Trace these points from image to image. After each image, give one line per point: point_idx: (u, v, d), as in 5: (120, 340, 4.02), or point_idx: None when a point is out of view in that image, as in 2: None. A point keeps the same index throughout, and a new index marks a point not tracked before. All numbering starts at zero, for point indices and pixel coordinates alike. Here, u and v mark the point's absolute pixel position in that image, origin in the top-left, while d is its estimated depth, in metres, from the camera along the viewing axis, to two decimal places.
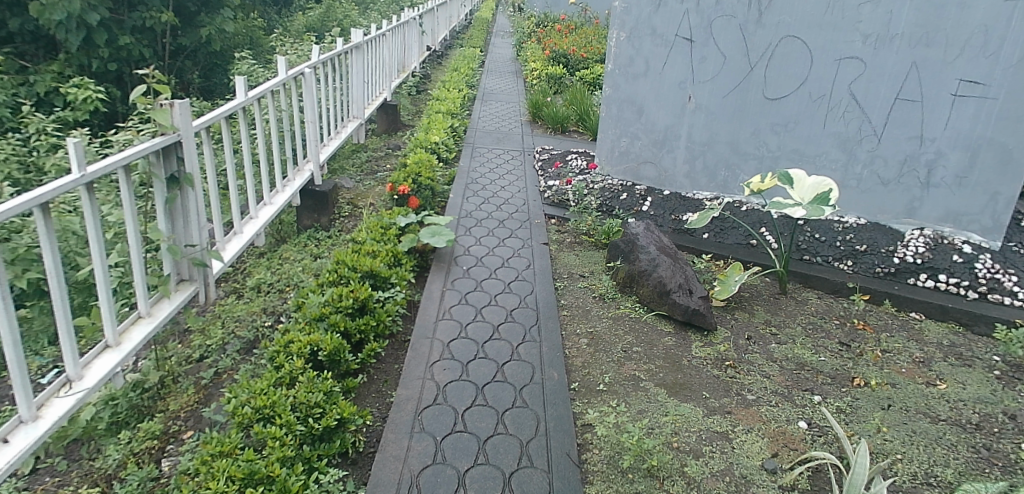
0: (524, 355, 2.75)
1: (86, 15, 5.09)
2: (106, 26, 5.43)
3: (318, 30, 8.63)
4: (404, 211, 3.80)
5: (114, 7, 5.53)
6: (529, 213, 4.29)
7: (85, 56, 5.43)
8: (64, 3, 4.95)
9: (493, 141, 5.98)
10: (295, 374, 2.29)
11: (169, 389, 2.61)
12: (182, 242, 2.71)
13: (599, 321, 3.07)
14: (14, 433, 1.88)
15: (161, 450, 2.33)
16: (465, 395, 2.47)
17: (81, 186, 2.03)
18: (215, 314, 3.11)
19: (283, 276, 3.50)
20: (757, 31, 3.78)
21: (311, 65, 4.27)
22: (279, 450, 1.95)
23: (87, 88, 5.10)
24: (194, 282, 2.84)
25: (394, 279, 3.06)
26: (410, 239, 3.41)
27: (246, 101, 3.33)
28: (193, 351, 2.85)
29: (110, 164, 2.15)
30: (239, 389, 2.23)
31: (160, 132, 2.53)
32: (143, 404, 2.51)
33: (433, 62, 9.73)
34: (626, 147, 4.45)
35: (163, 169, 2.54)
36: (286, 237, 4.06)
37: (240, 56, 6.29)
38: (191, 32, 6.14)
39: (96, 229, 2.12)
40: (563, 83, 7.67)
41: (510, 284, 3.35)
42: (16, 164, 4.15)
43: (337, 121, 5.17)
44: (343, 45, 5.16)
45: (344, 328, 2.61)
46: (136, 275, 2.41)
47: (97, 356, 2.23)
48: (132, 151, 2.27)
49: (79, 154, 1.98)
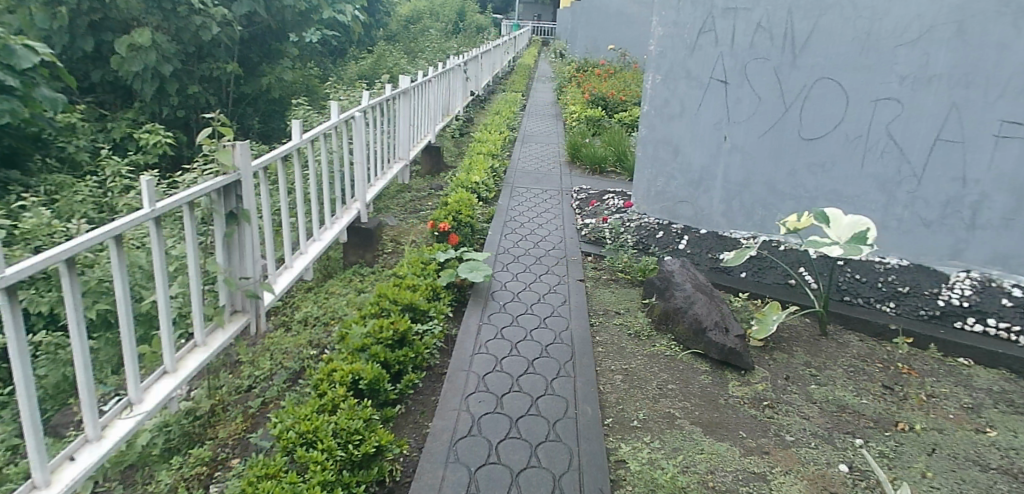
0: (558, 389, 2.79)
1: (161, 66, 5.62)
2: (178, 76, 5.95)
3: (369, 77, 8.95)
4: (443, 247, 3.95)
5: (186, 59, 6.02)
6: (565, 251, 4.36)
7: (157, 104, 5.93)
8: (141, 55, 5.49)
9: (532, 181, 6.12)
10: (337, 402, 2.37)
11: (219, 417, 2.78)
12: (238, 274, 2.90)
13: (634, 358, 3.09)
14: (81, 451, 2.01)
15: (209, 476, 2.45)
16: (499, 427, 2.52)
17: (150, 220, 2.20)
18: (265, 346, 3.27)
19: (326, 311, 3.67)
20: (792, 73, 3.84)
21: (361, 109, 4.50)
22: (320, 473, 2.01)
23: (157, 133, 5.47)
24: (246, 312, 3.01)
25: (432, 312, 3.17)
26: (449, 274, 3.53)
27: (299, 143, 3.53)
28: (244, 381, 3.02)
29: (177, 201, 2.33)
30: (284, 414, 2.31)
31: (222, 172, 2.74)
32: (195, 432, 2.67)
33: (476, 106, 10.06)
34: (662, 186, 4.50)
35: (223, 206, 2.73)
36: (333, 272, 4.27)
37: (296, 103, 6.66)
38: (253, 81, 6.60)
39: (162, 261, 2.29)
40: (602, 125, 7.81)
41: (546, 319, 3.41)
42: (92, 204, 4.44)
43: (384, 162, 5.40)
44: (391, 90, 5.43)
45: (384, 359, 2.70)
46: (194, 305, 2.56)
47: (156, 381, 2.38)
48: (196, 190, 2.46)
49: (152, 191, 2.17)
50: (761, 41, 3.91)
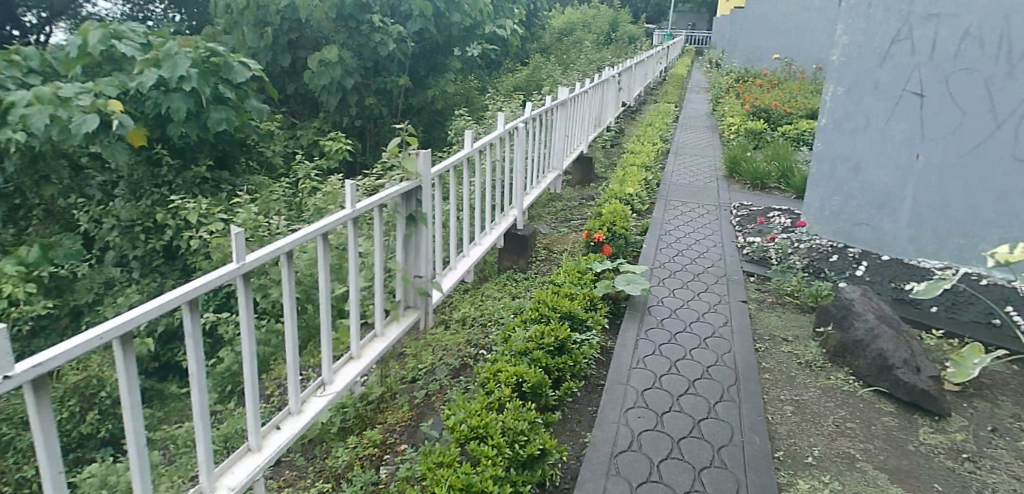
0: (722, 414, 2.68)
1: (344, 79, 6.22)
2: (358, 90, 6.54)
3: (524, 89, 9.28)
4: (600, 258, 3.93)
5: (365, 73, 6.60)
6: (725, 269, 4.19)
7: (339, 114, 6.58)
8: (329, 71, 6.12)
9: (688, 194, 5.95)
10: (503, 401, 2.46)
11: (388, 404, 2.98)
12: (413, 273, 3.13)
13: (806, 390, 2.90)
14: (284, 422, 2.23)
15: (380, 458, 2.63)
16: (660, 446, 2.47)
17: (349, 220, 2.45)
18: (427, 342, 3.43)
19: (484, 312, 3.81)
20: (1007, 85, 3.38)
21: (524, 120, 4.64)
22: (491, 468, 2.09)
23: (339, 140, 6.02)
24: (417, 309, 3.23)
25: (590, 322, 3.17)
26: (606, 285, 3.52)
27: (470, 152, 3.72)
28: (408, 372, 3.21)
29: (370, 204, 2.58)
30: (456, 408, 2.43)
31: (405, 178, 2.95)
32: (367, 415, 2.90)
33: (628, 117, 9.99)
34: (838, 207, 4.22)
35: (404, 210, 2.95)
36: (488, 276, 4.43)
37: (458, 113, 7.03)
38: (420, 93, 7.06)
39: (354, 257, 2.51)
40: (764, 138, 7.42)
41: (707, 340, 3.29)
42: (284, 202, 4.98)
43: (540, 171, 5.52)
44: (551, 101, 5.55)
45: (545, 364, 2.73)
46: (376, 299, 2.83)
47: (344, 365, 2.64)
48: (384, 194, 2.69)
49: (353, 193, 2.43)
50: (969, 49, 3.51)
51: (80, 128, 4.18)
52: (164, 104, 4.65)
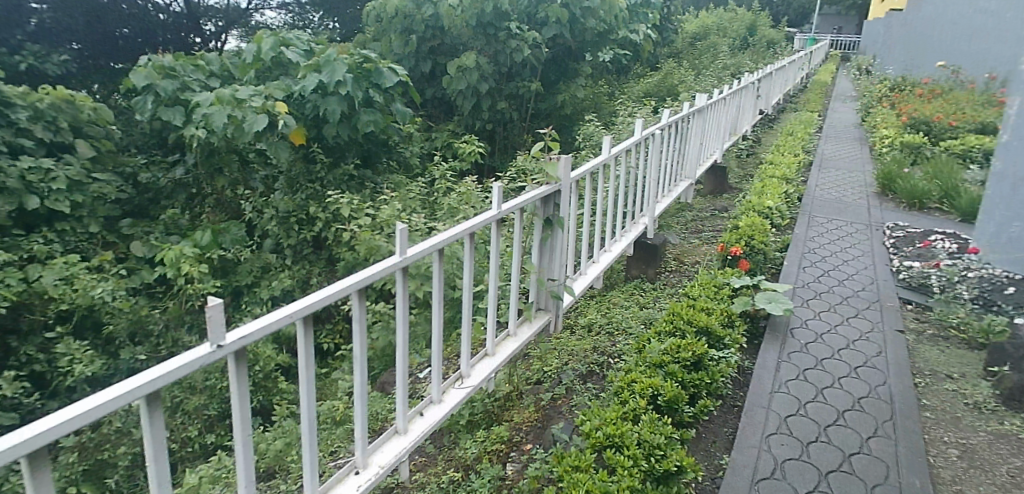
0: (876, 451, 2.47)
1: (480, 84, 6.44)
2: (492, 94, 6.73)
3: (655, 95, 9.10)
4: (737, 273, 3.76)
5: (499, 78, 6.78)
6: (878, 294, 3.87)
7: (473, 118, 6.81)
8: (466, 76, 6.36)
9: (833, 211, 5.56)
10: (638, 412, 2.42)
11: (514, 402, 2.99)
12: (547, 276, 3.18)
13: (976, 435, 2.61)
14: (426, 409, 2.40)
15: (506, 454, 2.67)
16: (806, 478, 2.32)
17: (494, 220, 2.55)
18: (552, 346, 3.40)
19: (611, 321, 3.75)
20: None
21: (660, 127, 4.56)
22: (627, 479, 2.06)
23: (472, 143, 6.22)
24: (548, 311, 3.28)
25: (728, 340, 3.04)
26: (744, 302, 3.36)
27: (607, 157, 3.71)
28: (534, 373, 3.22)
29: (514, 205, 2.66)
30: (591, 415, 2.43)
31: (545, 181, 3.00)
32: (495, 411, 2.95)
33: (764, 126, 9.50)
34: (1018, 233, 3.77)
35: (543, 213, 3.00)
36: (615, 283, 4.39)
37: (587, 119, 7.02)
38: (550, 97, 7.12)
39: (496, 256, 2.61)
40: (923, 153, 6.77)
41: (857, 369, 3.05)
42: (420, 201, 5.21)
43: (672, 180, 5.39)
44: (688, 109, 5.40)
45: (681, 379, 2.65)
46: (511, 299, 2.91)
47: (479, 361, 2.76)
48: (526, 197, 2.76)
49: (500, 194, 2.52)
50: None
51: (252, 128, 4.61)
52: (322, 107, 5.04)
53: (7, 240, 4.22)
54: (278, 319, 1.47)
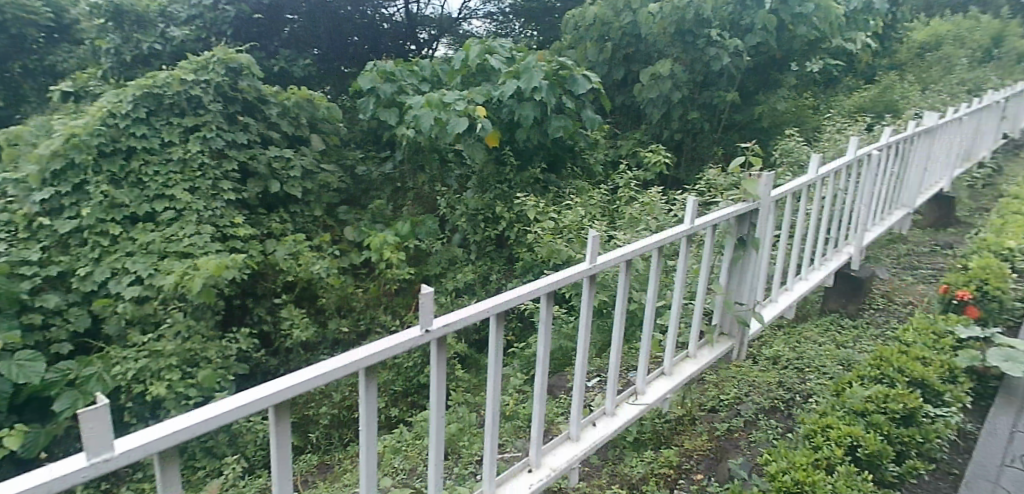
0: None
1: (672, 93, 6.30)
2: (684, 104, 6.54)
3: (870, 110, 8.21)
4: (964, 320, 3.27)
5: (693, 87, 6.57)
6: None
7: (662, 127, 6.69)
8: (659, 84, 6.27)
9: None
10: (834, 462, 2.21)
11: (685, 428, 2.87)
12: (735, 299, 3.02)
13: None
14: (599, 420, 2.42)
15: (675, 481, 2.56)
16: None
17: (684, 236, 2.51)
18: (732, 374, 3.21)
19: (802, 356, 3.44)
20: None
21: (878, 148, 4.10)
22: None
23: (659, 153, 6.03)
24: (732, 337, 3.13)
25: (949, 397, 2.64)
26: (971, 355, 2.92)
27: (815, 178, 3.42)
28: (708, 400, 3.05)
29: (708, 222, 2.60)
30: (778, 457, 2.27)
31: (743, 199, 2.87)
32: (664, 434, 2.82)
33: (1010, 151, 8.12)
34: None
35: (737, 232, 2.87)
36: (808, 315, 4.05)
37: (788, 133, 6.54)
38: (747, 109, 6.72)
39: (683, 273, 2.58)
40: None
41: None
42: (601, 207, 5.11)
43: (886, 208, 4.84)
44: (914, 130, 4.81)
45: (886, 432, 2.37)
46: (693, 320, 2.84)
47: (656, 379, 2.71)
48: (719, 215, 2.67)
49: (693, 210, 2.49)
50: None
51: (453, 129, 4.94)
52: (517, 112, 5.24)
53: (253, 216, 4.98)
54: (470, 315, 1.73)
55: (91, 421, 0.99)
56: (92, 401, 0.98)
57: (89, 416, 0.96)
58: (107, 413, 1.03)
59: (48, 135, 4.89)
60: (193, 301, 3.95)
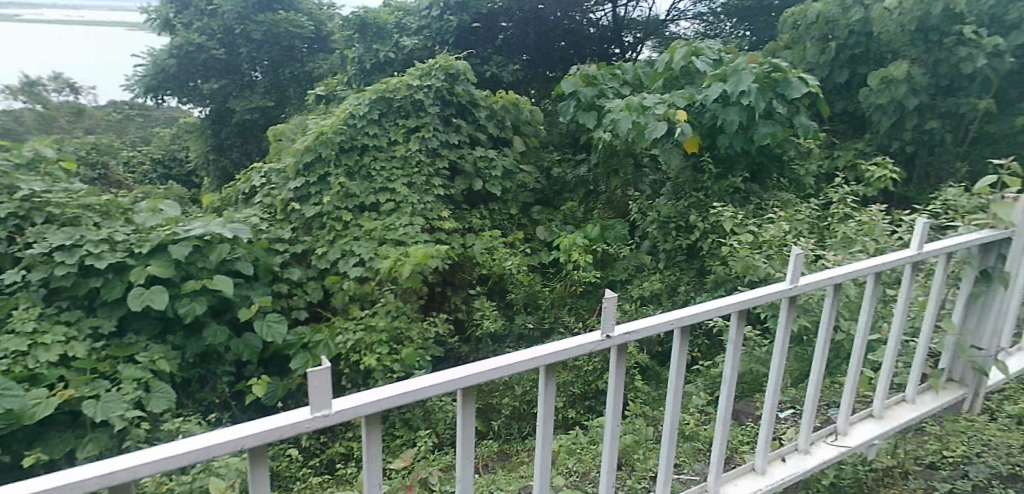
0: None
1: (907, 99, 5.57)
2: (921, 111, 5.73)
3: None
4: None
5: (934, 93, 5.72)
6: None
7: (890, 137, 5.93)
8: (891, 88, 5.59)
9: None
10: None
11: (896, 481, 2.45)
12: (972, 343, 2.60)
13: None
14: (789, 456, 2.25)
15: None
16: None
17: (910, 262, 2.25)
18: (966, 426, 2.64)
19: None
20: None
21: None
22: None
23: (885, 167, 5.27)
24: (964, 386, 2.71)
25: None
26: None
27: None
28: (928, 454, 2.55)
29: (943, 248, 2.29)
30: None
31: (991, 226, 2.48)
32: (868, 482, 2.45)
33: None
34: None
35: (979, 263, 2.50)
36: None
37: None
38: (1006, 118, 5.64)
39: (906, 305, 2.31)
40: None
41: None
42: (808, 223, 4.58)
43: None
44: None
45: None
46: (914, 360, 2.52)
47: (862, 421, 2.45)
48: (957, 241, 2.34)
49: (924, 234, 2.22)
50: None
51: (650, 133, 4.83)
52: (719, 116, 4.92)
53: (458, 211, 5.37)
54: (650, 325, 1.82)
55: (316, 383, 1.28)
56: (317, 366, 1.28)
57: (314, 380, 1.25)
58: (328, 377, 1.32)
59: (302, 133, 5.77)
60: (400, 284, 4.34)
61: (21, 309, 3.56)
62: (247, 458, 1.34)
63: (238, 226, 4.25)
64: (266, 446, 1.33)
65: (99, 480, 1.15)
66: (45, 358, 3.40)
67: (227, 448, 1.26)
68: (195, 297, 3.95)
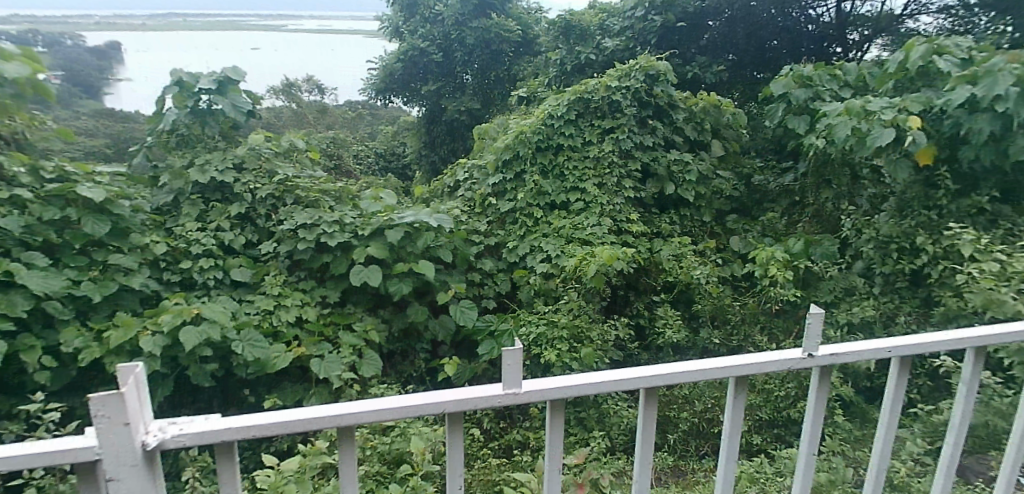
0: None
1: None
2: None
3: None
4: None
5: None
6: None
7: None
8: None
9: None
10: None
11: None
12: None
13: None
14: None
15: None
16: None
17: None
18: None
19: None
20: None
21: None
22: None
23: None
24: None
25: None
26: None
27: None
28: None
29: None
30: None
31: None
32: None
33: None
34: None
35: None
36: None
37: None
38: None
39: None
40: None
41: None
42: None
43: None
44: None
45: None
46: None
47: None
48: None
49: None
50: None
51: (874, 141, 4.32)
52: (966, 124, 4.21)
53: (648, 214, 5.30)
54: (862, 352, 1.84)
55: (509, 361, 1.65)
56: (510, 347, 1.65)
57: (506, 355, 1.62)
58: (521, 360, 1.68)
59: (504, 131, 6.08)
60: (585, 284, 4.38)
61: (271, 275, 4.22)
62: (447, 422, 1.73)
63: (442, 216, 4.55)
64: (461, 413, 1.70)
65: (336, 419, 1.59)
66: (285, 318, 3.99)
67: (429, 408, 1.64)
68: (402, 278, 4.37)
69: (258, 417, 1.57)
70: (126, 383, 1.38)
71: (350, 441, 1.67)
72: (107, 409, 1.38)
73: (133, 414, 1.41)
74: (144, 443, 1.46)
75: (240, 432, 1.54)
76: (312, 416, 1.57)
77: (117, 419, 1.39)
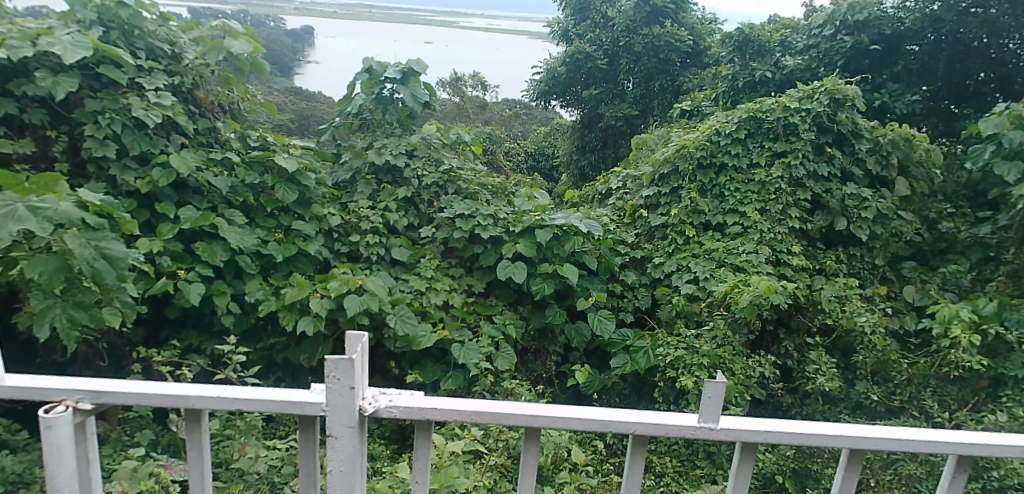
0: None
1: None
2: None
3: None
4: None
5: None
6: None
7: None
8: None
9: None
10: None
11: None
12: None
13: None
14: None
15: None
16: None
17: None
18: None
19: None
20: None
21: None
22: None
23: None
24: None
25: None
26: None
27: None
28: None
29: None
30: None
31: None
32: None
33: None
34: None
35: None
36: None
37: None
38: None
39: None
40: None
41: None
42: None
43: None
44: None
45: None
46: None
47: None
48: None
49: None
50: None
51: None
52: None
53: (811, 248, 4.93)
54: None
55: (710, 392, 1.84)
56: (713, 382, 1.84)
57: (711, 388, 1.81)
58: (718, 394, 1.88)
59: (663, 144, 5.94)
60: (733, 312, 4.16)
61: (427, 258, 4.45)
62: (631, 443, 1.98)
63: (592, 223, 4.50)
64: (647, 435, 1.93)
65: (526, 417, 1.88)
66: (434, 300, 4.20)
67: (623, 427, 1.89)
68: (546, 279, 4.41)
69: (455, 404, 1.87)
70: (354, 351, 1.73)
71: (537, 440, 1.95)
72: (339, 371, 1.74)
73: (357, 380, 1.76)
74: (362, 407, 1.81)
75: (439, 412, 1.85)
76: (515, 412, 1.88)
77: (345, 381, 1.75)
